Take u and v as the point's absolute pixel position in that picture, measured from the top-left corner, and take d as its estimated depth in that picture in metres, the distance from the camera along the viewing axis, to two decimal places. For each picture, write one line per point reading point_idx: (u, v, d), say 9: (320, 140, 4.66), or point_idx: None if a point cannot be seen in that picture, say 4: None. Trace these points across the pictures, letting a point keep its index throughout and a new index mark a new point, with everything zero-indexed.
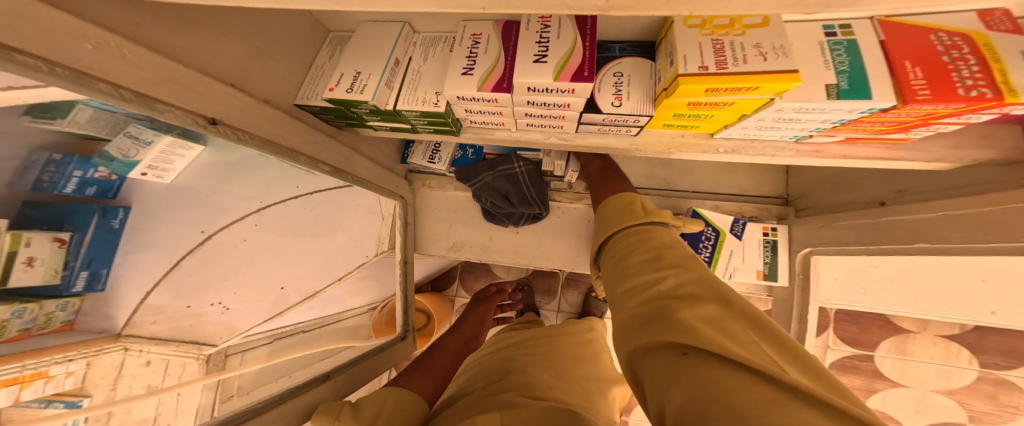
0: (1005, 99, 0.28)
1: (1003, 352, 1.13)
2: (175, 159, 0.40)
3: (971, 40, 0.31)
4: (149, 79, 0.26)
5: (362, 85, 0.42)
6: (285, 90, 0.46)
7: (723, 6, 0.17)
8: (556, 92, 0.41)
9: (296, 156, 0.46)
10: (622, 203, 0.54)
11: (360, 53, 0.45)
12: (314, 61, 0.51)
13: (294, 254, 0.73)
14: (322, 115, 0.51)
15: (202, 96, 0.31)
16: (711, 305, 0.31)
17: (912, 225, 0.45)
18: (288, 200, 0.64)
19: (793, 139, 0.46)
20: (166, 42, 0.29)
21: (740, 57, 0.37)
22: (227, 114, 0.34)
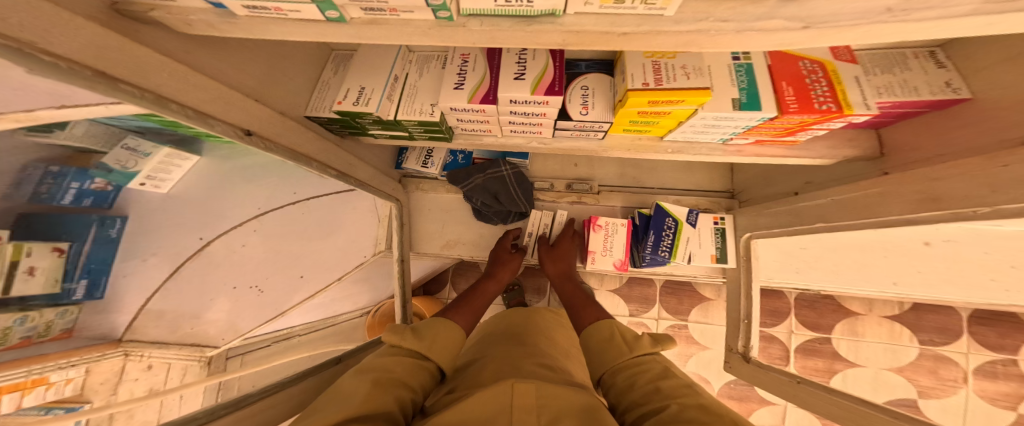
0: (844, 111, 0.40)
1: (936, 329, 1.32)
2: (173, 168, 0.44)
3: (823, 68, 0.44)
4: (203, 98, 0.32)
5: (366, 99, 0.47)
6: (296, 103, 0.51)
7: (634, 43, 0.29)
8: (534, 103, 0.49)
9: (310, 161, 0.52)
10: (604, 335, 0.61)
11: (364, 71, 0.50)
12: (320, 77, 0.56)
13: (292, 256, 0.77)
14: (329, 124, 0.57)
15: (237, 112, 0.37)
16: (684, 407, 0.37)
17: (815, 208, 0.57)
18: (287, 205, 0.71)
19: (720, 141, 0.58)
20: (207, 65, 0.34)
21: (672, 75, 0.48)
22: (258, 126, 0.41)
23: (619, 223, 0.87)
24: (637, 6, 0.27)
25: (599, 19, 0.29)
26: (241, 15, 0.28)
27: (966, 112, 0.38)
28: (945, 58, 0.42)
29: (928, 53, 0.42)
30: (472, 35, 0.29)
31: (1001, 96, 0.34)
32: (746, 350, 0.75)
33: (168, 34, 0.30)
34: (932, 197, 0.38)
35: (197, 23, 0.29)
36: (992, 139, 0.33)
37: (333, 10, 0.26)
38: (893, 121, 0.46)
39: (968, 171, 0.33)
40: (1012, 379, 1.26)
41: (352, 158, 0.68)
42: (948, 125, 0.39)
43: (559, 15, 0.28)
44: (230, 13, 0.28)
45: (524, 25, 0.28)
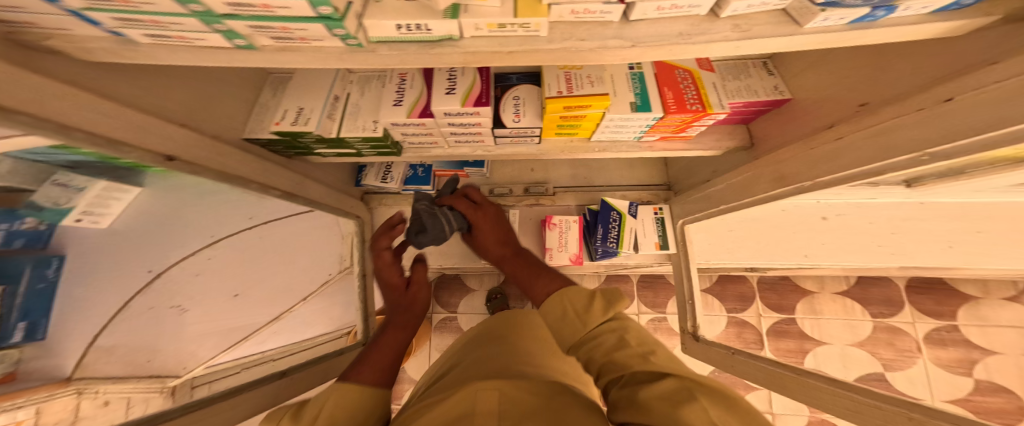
0: (706, 111, 0.52)
1: (882, 301, 1.48)
2: (109, 202, 0.48)
3: (692, 76, 0.57)
4: (114, 126, 0.31)
5: (304, 118, 0.52)
6: (231, 126, 0.51)
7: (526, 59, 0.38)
8: (466, 115, 0.55)
9: (246, 182, 0.51)
10: (555, 308, 0.53)
11: (303, 92, 0.55)
12: (257, 98, 0.57)
13: (246, 280, 0.77)
14: (268, 145, 0.57)
15: (161, 141, 0.37)
16: (669, 379, 0.36)
17: (721, 192, 0.68)
18: (243, 230, 0.74)
19: (636, 139, 0.67)
20: (113, 91, 0.34)
21: (579, 85, 0.56)
22: (182, 151, 0.39)
23: (570, 220, 0.94)
24: (518, 29, 0.35)
25: (491, 41, 0.36)
26: (146, 43, 0.32)
27: (806, 108, 0.50)
28: (774, 67, 0.58)
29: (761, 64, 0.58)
30: (383, 58, 0.35)
31: (811, 95, 0.50)
32: (696, 329, 0.79)
33: (65, 61, 0.31)
34: (780, 176, 0.52)
35: (98, 51, 0.31)
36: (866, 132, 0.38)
37: (240, 39, 0.31)
38: (754, 117, 0.61)
39: (801, 155, 0.48)
40: (959, 345, 1.42)
41: (300, 176, 0.67)
42: (791, 119, 0.53)
43: (458, 39, 0.35)
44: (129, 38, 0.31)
45: (428, 48, 0.35)
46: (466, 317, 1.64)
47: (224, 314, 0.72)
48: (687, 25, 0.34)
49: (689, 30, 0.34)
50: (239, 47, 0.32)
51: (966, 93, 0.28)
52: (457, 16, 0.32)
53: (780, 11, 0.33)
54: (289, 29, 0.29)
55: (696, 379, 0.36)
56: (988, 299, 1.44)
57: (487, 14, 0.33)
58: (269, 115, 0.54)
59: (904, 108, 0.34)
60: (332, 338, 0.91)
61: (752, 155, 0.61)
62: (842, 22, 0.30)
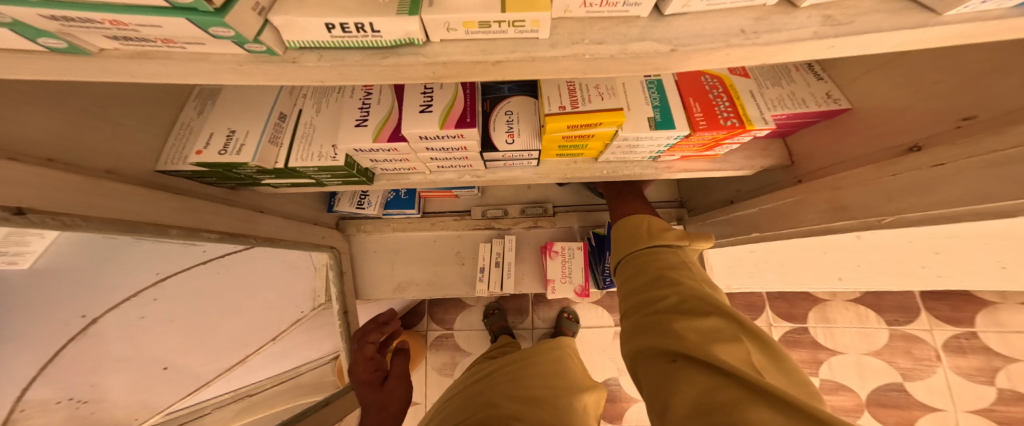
0: (746, 126, 0.42)
1: (896, 308, 1.38)
2: (32, 241, 0.32)
3: (723, 82, 0.47)
4: None
5: (238, 146, 0.39)
6: (138, 155, 0.36)
7: (521, 70, 0.27)
8: (447, 137, 0.44)
9: (165, 230, 0.36)
10: (630, 224, 0.56)
11: (238, 111, 0.42)
12: (177, 118, 0.42)
13: (216, 318, 0.61)
14: (198, 177, 0.43)
15: (25, 193, 0.23)
16: (716, 318, 0.38)
17: (751, 215, 0.58)
18: (195, 266, 0.53)
19: (651, 158, 0.57)
20: None
21: (587, 96, 0.46)
22: (43, 199, 0.24)
23: (574, 247, 0.84)
24: (507, 29, 0.25)
25: (468, 46, 0.25)
26: None
27: (871, 122, 0.41)
28: (822, 71, 0.48)
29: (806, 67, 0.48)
30: (312, 73, 0.23)
31: (874, 107, 0.41)
32: None
33: None
34: (838, 206, 0.41)
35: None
36: (952, 154, 0.29)
37: (53, 40, 0.19)
38: (796, 130, 0.51)
39: (862, 182, 0.38)
40: (979, 352, 1.31)
41: (250, 211, 0.54)
42: (848, 132, 0.44)
43: (423, 45, 0.25)
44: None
45: (378, 59, 0.23)
46: (464, 334, 1.51)
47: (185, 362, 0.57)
48: (751, 18, 0.24)
49: (754, 26, 0.24)
50: (50, 49, 0.20)
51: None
52: (418, 11, 0.21)
53: None
54: (122, 24, 0.17)
55: (742, 324, 0.38)
56: (1007, 303, 1.31)
57: (462, 9, 0.23)
58: (190, 141, 0.40)
59: None
60: (320, 364, 0.86)
61: (797, 178, 0.51)
62: (1008, 4, 0.21)
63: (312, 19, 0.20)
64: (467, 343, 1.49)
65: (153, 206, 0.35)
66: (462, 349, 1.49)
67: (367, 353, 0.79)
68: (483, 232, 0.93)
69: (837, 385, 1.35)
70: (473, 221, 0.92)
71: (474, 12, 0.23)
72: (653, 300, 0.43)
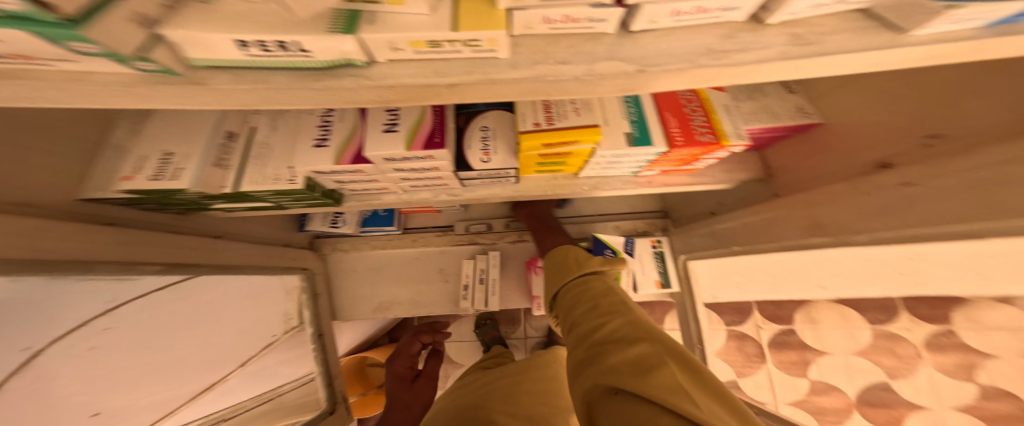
0: (721, 142, 0.41)
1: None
2: None
3: (697, 97, 0.46)
4: None
5: (176, 170, 0.36)
6: (56, 183, 0.32)
7: (483, 93, 0.25)
8: (416, 159, 0.42)
9: (91, 267, 0.32)
10: (561, 257, 0.62)
11: (178, 132, 0.39)
12: (109, 139, 0.38)
13: (178, 348, 0.56)
14: (134, 202, 0.39)
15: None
16: (645, 344, 0.40)
17: (733, 228, 0.57)
18: (154, 292, 0.49)
19: (632, 173, 0.56)
20: None
21: (563, 113, 0.44)
22: None
23: None
24: (462, 50, 0.23)
25: (419, 65, 0.23)
26: None
27: (842, 134, 0.41)
28: (791, 86, 0.48)
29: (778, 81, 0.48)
30: (229, 96, 0.21)
31: (843, 122, 0.40)
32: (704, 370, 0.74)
33: None
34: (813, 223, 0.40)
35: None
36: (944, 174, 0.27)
37: None
38: (768, 144, 0.51)
39: (841, 200, 0.37)
40: None
41: (200, 237, 0.50)
42: (821, 146, 0.43)
43: (367, 66, 0.22)
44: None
45: (309, 81, 0.20)
46: (454, 346, 1.46)
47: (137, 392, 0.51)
48: (718, 36, 0.23)
49: (722, 44, 0.22)
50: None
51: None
52: (353, 29, 0.19)
53: (853, 15, 0.22)
54: None
55: (668, 346, 0.39)
56: None
57: (405, 27, 0.20)
58: (121, 165, 0.37)
59: None
60: (300, 384, 0.80)
61: (775, 192, 0.50)
62: (977, 25, 0.19)
63: (216, 36, 0.17)
64: (458, 356, 1.45)
65: (75, 242, 0.31)
66: (452, 363, 1.44)
67: (411, 349, 0.89)
68: (467, 247, 0.89)
69: None
70: (457, 236, 0.89)
71: (418, 30, 0.20)
72: (592, 329, 0.45)
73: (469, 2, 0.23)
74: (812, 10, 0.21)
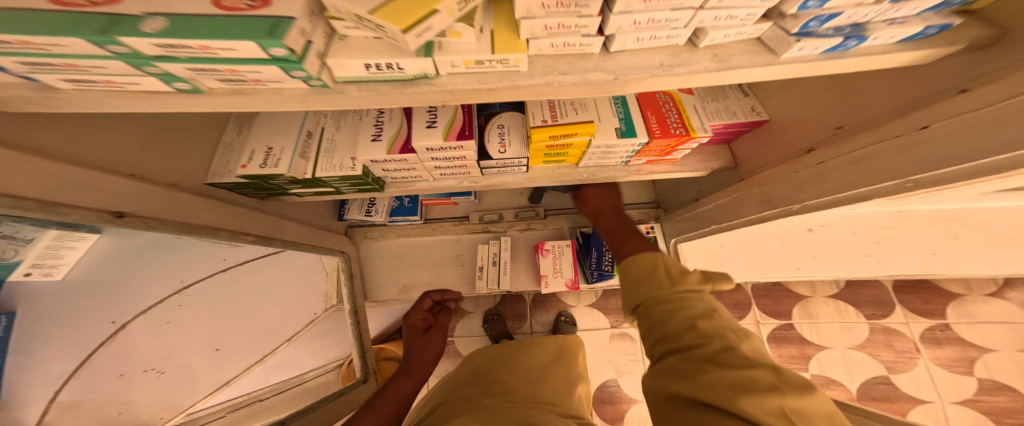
0: (690, 134, 0.52)
1: (873, 303, 1.49)
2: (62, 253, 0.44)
3: (672, 98, 0.57)
4: (45, 186, 0.25)
5: (275, 160, 0.48)
6: (193, 171, 0.44)
7: (511, 93, 0.37)
8: (449, 148, 0.53)
9: (215, 231, 0.43)
10: (643, 262, 0.46)
11: (272, 131, 0.51)
12: (221, 138, 0.50)
13: (229, 324, 0.73)
14: (236, 187, 0.51)
15: (105, 196, 0.30)
16: (759, 369, 0.30)
17: (712, 209, 0.67)
18: (212, 276, 0.67)
19: (623, 163, 0.66)
20: (36, 142, 0.28)
21: (564, 112, 0.55)
22: (137, 206, 0.33)
23: (564, 244, 0.90)
24: (496, 66, 0.34)
25: (468, 77, 0.35)
26: (64, 86, 0.26)
27: (783, 127, 0.52)
28: (748, 89, 0.59)
29: (737, 85, 0.59)
30: (353, 99, 0.33)
31: (785, 117, 0.51)
32: None
33: None
34: (769, 198, 0.51)
35: (8, 99, 0.26)
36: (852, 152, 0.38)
37: (182, 82, 0.27)
38: (734, 138, 0.62)
39: (785, 177, 0.48)
40: (955, 344, 1.40)
41: (276, 218, 0.62)
42: (770, 138, 0.54)
43: (435, 77, 0.34)
44: (42, 82, 0.25)
45: (401, 88, 0.33)
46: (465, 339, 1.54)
47: (201, 363, 0.68)
48: (667, 55, 0.34)
49: (669, 61, 0.34)
50: (183, 90, 0.29)
51: (940, 123, 0.30)
52: (431, 53, 0.30)
53: (754, 41, 0.34)
54: (237, 71, 0.25)
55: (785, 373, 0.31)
56: (972, 295, 1.45)
57: (462, 52, 0.32)
58: (234, 158, 0.48)
59: (880, 134, 0.35)
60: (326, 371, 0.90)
61: (742, 177, 0.61)
62: (817, 51, 0.31)
63: (358, 63, 0.29)
64: (468, 349, 1.52)
65: (205, 211, 0.42)
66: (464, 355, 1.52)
67: (424, 304, 0.87)
68: (481, 235, 1.00)
69: (827, 380, 1.41)
70: (471, 225, 1.00)
71: (471, 54, 0.32)
72: (681, 347, 0.35)
73: (501, 31, 0.34)
74: (725, 37, 0.33)
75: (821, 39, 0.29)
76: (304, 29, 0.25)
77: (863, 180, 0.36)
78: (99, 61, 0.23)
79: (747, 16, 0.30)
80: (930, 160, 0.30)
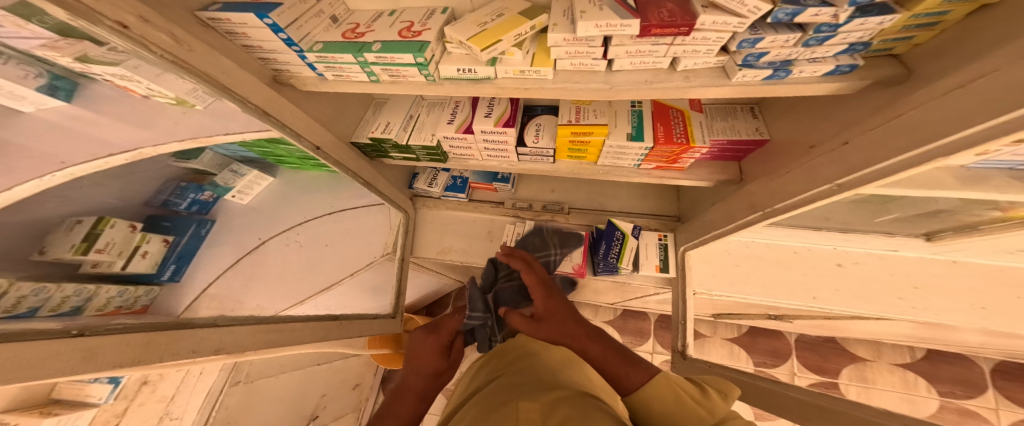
0: (688, 143, 0.64)
1: (956, 381, 1.36)
2: (254, 186, 0.84)
3: (682, 114, 0.69)
4: (299, 124, 0.63)
5: (388, 129, 0.79)
6: (346, 131, 0.80)
7: (544, 93, 0.55)
8: (497, 133, 0.73)
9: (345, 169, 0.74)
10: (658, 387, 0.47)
11: (389, 114, 0.83)
12: (364, 115, 0.86)
13: (315, 253, 1.07)
14: (364, 147, 0.85)
15: (315, 136, 0.68)
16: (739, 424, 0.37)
17: (713, 217, 0.76)
18: (322, 215, 1.08)
19: (636, 166, 0.79)
20: (303, 105, 0.66)
21: (587, 116, 0.71)
22: (325, 145, 0.71)
23: (578, 234, 1.02)
24: (534, 75, 0.53)
25: (516, 80, 0.54)
26: (330, 79, 0.61)
27: (772, 146, 0.61)
28: (759, 112, 0.68)
29: (748, 108, 0.69)
30: (447, 89, 0.57)
31: (778, 137, 0.60)
32: (685, 349, 0.85)
33: (290, 89, 0.63)
34: (754, 204, 0.60)
35: (308, 83, 0.62)
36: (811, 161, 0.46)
37: (375, 76, 0.58)
38: (743, 155, 0.70)
39: (766, 186, 0.57)
40: None
41: (376, 172, 0.95)
42: (765, 154, 0.63)
43: (493, 80, 0.55)
44: (326, 77, 0.60)
45: (475, 83, 0.55)
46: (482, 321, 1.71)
47: (295, 277, 0.98)
48: (652, 74, 0.49)
49: (653, 79, 0.49)
50: (372, 80, 0.60)
51: (860, 136, 0.39)
52: (495, 64, 0.52)
53: (720, 68, 0.47)
54: (394, 59, 0.51)
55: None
56: None
57: (513, 64, 0.52)
58: (370, 125, 0.82)
59: (828, 147, 0.44)
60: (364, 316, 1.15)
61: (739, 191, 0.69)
62: (759, 79, 0.42)
63: (450, 68, 0.53)
64: None
65: None
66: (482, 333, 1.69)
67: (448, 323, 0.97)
68: (511, 218, 1.17)
69: None
70: (506, 209, 1.17)
71: (517, 66, 0.52)
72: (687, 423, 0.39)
73: (540, 53, 0.53)
74: (696, 64, 0.47)
75: (757, 70, 0.41)
76: (433, 51, 0.52)
77: (813, 183, 0.45)
78: (350, 65, 0.54)
79: (708, 51, 0.43)
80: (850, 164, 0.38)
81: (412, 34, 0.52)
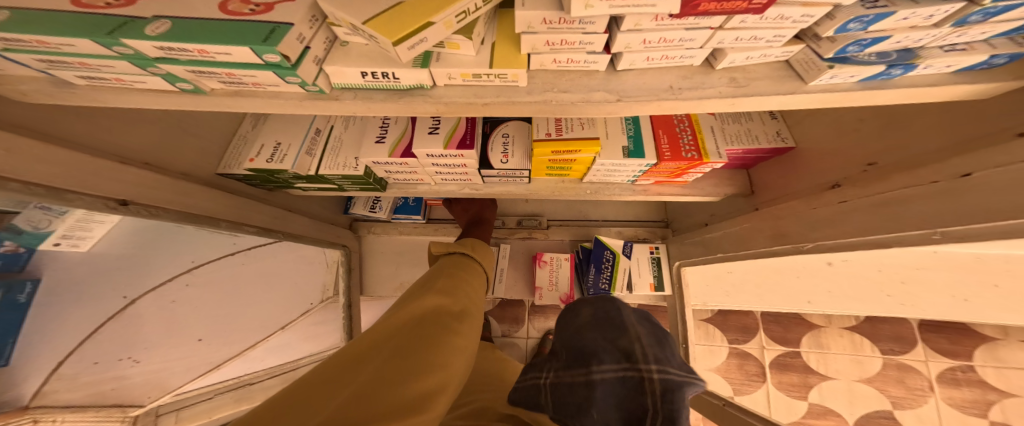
0: (703, 158, 0.49)
1: (892, 338, 1.41)
2: (93, 227, 0.41)
3: (688, 118, 0.55)
4: (55, 173, 0.29)
5: (282, 155, 0.53)
6: (206, 162, 0.51)
7: (513, 109, 0.35)
8: (450, 156, 0.53)
9: (216, 222, 0.51)
10: None
11: (281, 129, 0.56)
12: (237, 131, 0.57)
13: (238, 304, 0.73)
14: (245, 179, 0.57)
15: (109, 182, 0.35)
16: None
17: (721, 236, 0.65)
18: (224, 256, 0.66)
19: (630, 181, 0.63)
20: (80, 133, 0.35)
21: (570, 126, 0.53)
22: (143, 194, 0.39)
23: (562, 257, 0.88)
24: (494, 80, 0.33)
25: (465, 89, 0.34)
26: (81, 83, 0.32)
27: (804, 157, 0.49)
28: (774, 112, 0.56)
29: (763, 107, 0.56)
30: (348, 105, 0.34)
31: (810, 146, 0.48)
32: None
33: (14, 105, 0.31)
34: (780, 233, 0.49)
35: (30, 92, 0.31)
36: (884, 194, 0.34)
37: (186, 83, 0.31)
38: (753, 163, 0.59)
39: (802, 213, 0.45)
40: (974, 385, 1.34)
41: (282, 210, 0.70)
42: (794, 167, 0.51)
43: (430, 88, 0.34)
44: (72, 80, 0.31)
45: (396, 96, 0.33)
46: None
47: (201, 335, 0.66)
48: (679, 76, 0.32)
49: (680, 83, 0.32)
50: (185, 90, 0.33)
51: (984, 171, 0.25)
52: (427, 64, 0.31)
53: (780, 65, 0.32)
54: (207, 53, 0.26)
55: None
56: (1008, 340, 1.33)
57: (460, 65, 0.31)
58: (245, 151, 0.54)
59: (914, 177, 0.31)
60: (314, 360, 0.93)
61: (754, 210, 0.58)
62: (852, 80, 0.29)
63: (353, 68, 0.30)
64: None
65: None
66: None
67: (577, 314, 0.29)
68: None
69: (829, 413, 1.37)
70: None
71: (469, 67, 0.31)
72: None
73: (502, 45, 0.33)
74: (745, 59, 0.31)
75: (857, 66, 0.27)
76: (305, 35, 0.28)
77: (885, 226, 0.33)
78: (106, 60, 0.27)
79: (772, 39, 0.28)
80: (955, 213, 0.26)
81: (252, 8, 0.27)
